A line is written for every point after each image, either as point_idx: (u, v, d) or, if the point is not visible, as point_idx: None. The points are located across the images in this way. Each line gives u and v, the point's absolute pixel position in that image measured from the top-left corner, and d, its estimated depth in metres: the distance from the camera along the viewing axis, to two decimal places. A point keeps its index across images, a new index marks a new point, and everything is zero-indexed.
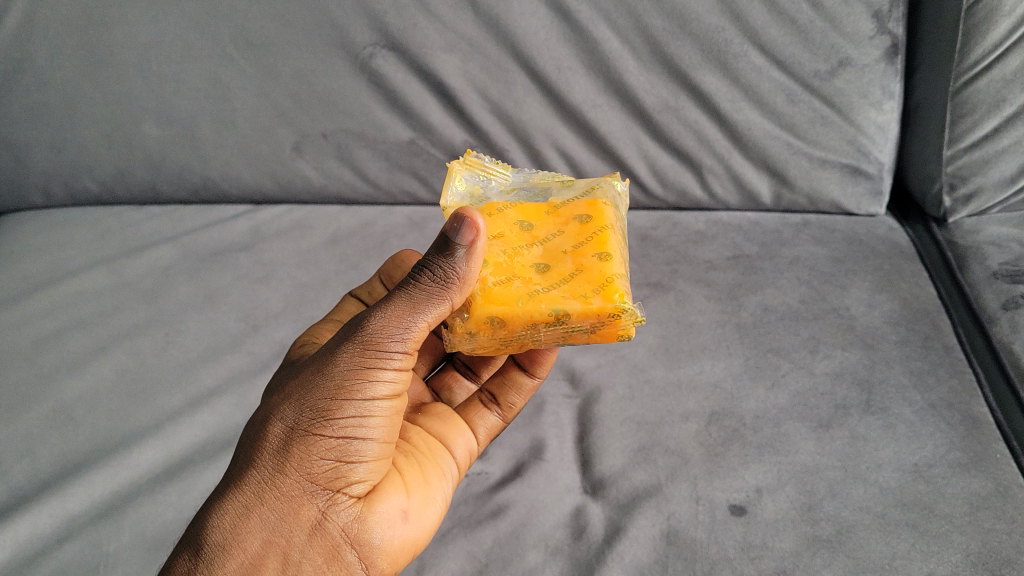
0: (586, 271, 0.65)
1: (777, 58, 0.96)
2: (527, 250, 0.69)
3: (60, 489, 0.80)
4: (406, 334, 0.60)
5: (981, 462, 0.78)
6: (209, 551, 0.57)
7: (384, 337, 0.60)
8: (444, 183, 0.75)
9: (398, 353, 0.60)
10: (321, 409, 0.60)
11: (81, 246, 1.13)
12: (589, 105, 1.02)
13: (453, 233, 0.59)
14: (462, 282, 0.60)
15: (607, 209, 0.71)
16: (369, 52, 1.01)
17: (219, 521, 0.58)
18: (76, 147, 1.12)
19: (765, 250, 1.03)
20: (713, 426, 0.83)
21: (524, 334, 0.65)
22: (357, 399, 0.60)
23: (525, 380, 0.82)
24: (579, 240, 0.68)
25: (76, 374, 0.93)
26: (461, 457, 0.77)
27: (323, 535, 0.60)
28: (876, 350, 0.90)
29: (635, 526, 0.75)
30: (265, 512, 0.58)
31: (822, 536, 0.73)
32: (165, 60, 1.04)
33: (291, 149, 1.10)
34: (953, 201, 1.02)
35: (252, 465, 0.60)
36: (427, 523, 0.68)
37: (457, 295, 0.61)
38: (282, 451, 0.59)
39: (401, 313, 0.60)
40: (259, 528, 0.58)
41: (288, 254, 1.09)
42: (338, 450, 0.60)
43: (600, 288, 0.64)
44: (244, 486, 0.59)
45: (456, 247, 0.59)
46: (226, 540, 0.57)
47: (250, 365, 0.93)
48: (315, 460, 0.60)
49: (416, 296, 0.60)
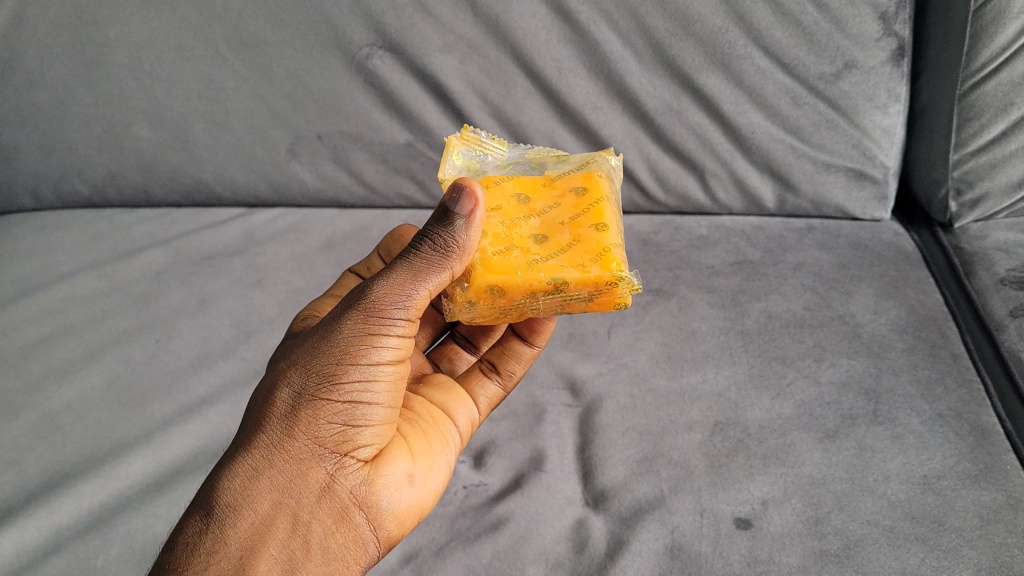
0: (584, 241, 0.64)
1: (781, 60, 0.94)
2: (525, 221, 0.67)
3: (47, 501, 0.78)
4: (408, 301, 0.59)
5: (991, 473, 0.76)
6: (220, 512, 0.56)
7: (387, 304, 0.59)
8: (442, 157, 0.72)
9: (401, 320, 0.59)
10: (327, 373, 0.59)
11: (71, 249, 1.11)
12: (590, 107, 1.00)
13: (453, 203, 0.57)
14: (463, 250, 0.59)
15: (604, 182, 0.69)
16: (366, 53, 0.99)
17: (229, 483, 0.57)
18: (65, 149, 1.10)
19: (768, 256, 1.02)
20: (717, 436, 0.81)
21: (523, 304, 0.63)
22: (362, 364, 0.59)
23: (524, 349, 0.79)
24: (576, 211, 0.67)
25: (65, 382, 0.91)
26: (463, 426, 0.75)
27: (332, 497, 0.59)
28: (882, 358, 0.88)
29: (639, 540, 0.73)
30: (274, 474, 0.57)
31: (830, 550, 0.72)
32: (156, 60, 1.02)
33: (286, 152, 1.08)
34: (960, 206, 1.01)
35: (260, 429, 0.59)
36: (433, 487, 0.67)
37: (458, 263, 0.60)
38: (289, 415, 0.58)
39: (404, 281, 0.59)
40: (269, 490, 0.57)
41: (282, 259, 1.07)
42: (345, 415, 0.59)
43: (598, 257, 0.63)
44: (252, 449, 0.58)
45: (455, 217, 0.57)
46: (236, 501, 0.56)
47: (243, 373, 0.91)
48: (323, 424, 0.59)
49: (418, 264, 0.59)
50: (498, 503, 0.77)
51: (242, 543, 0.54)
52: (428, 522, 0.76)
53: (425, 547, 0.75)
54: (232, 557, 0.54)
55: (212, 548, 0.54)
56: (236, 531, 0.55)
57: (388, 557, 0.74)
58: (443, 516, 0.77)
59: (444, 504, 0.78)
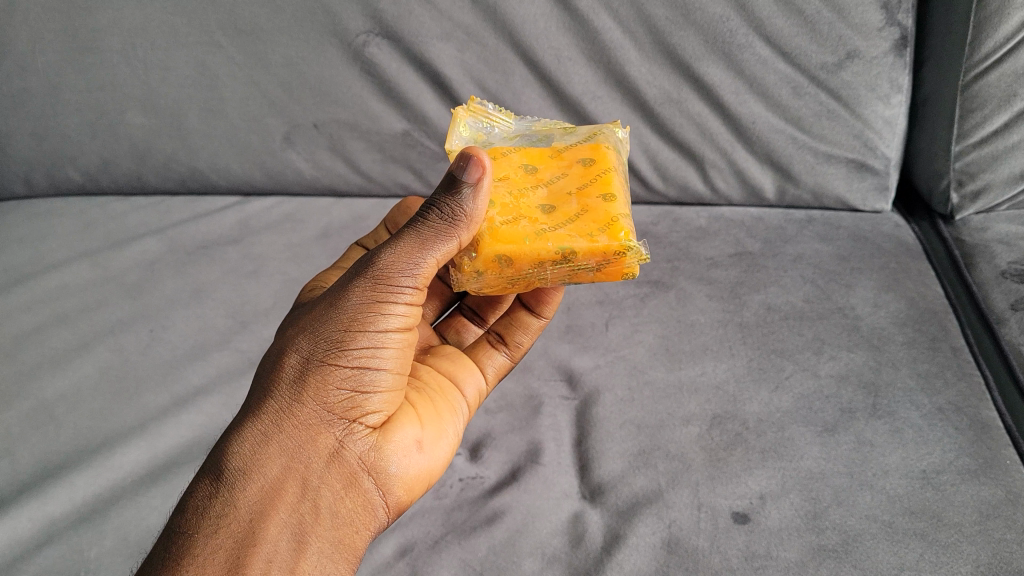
0: (591, 211, 0.63)
1: (783, 49, 0.93)
2: (530, 192, 0.66)
3: (41, 492, 0.78)
4: (416, 270, 0.59)
5: (991, 468, 0.76)
6: (230, 476, 0.55)
7: (396, 272, 0.58)
8: (449, 129, 0.71)
9: (409, 288, 0.59)
10: (336, 339, 0.58)
11: (65, 237, 1.10)
12: (589, 96, 0.99)
13: (459, 171, 0.57)
14: (471, 220, 0.59)
15: (610, 151, 0.68)
16: (363, 40, 0.97)
17: (239, 447, 0.56)
18: (59, 135, 1.09)
19: (768, 247, 1.01)
20: (716, 429, 0.81)
21: (531, 273, 0.63)
22: (371, 332, 0.59)
23: (532, 320, 0.78)
24: (584, 182, 0.66)
25: (58, 371, 0.90)
26: (472, 396, 0.74)
27: (341, 463, 0.59)
28: (881, 352, 0.87)
29: (636, 534, 0.73)
30: (284, 438, 0.57)
31: (828, 545, 0.71)
32: (151, 47, 1.01)
33: (282, 140, 1.07)
34: (961, 198, 1.00)
35: (270, 394, 0.58)
36: (441, 455, 0.67)
37: (467, 233, 0.60)
38: (298, 381, 0.58)
39: (412, 250, 0.59)
40: (279, 454, 0.56)
41: (278, 248, 1.06)
42: (353, 381, 0.59)
43: (606, 227, 0.62)
44: (260, 414, 0.57)
45: (462, 185, 0.57)
46: (246, 465, 0.55)
47: (238, 364, 0.90)
48: (333, 390, 0.58)
49: (425, 234, 0.59)
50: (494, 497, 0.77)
51: (252, 507, 0.54)
52: (424, 515, 0.76)
53: (421, 540, 0.74)
54: (243, 519, 0.53)
55: (223, 512, 0.53)
56: (245, 495, 0.54)
57: (385, 549, 0.74)
58: (439, 509, 0.76)
59: (440, 497, 0.77)
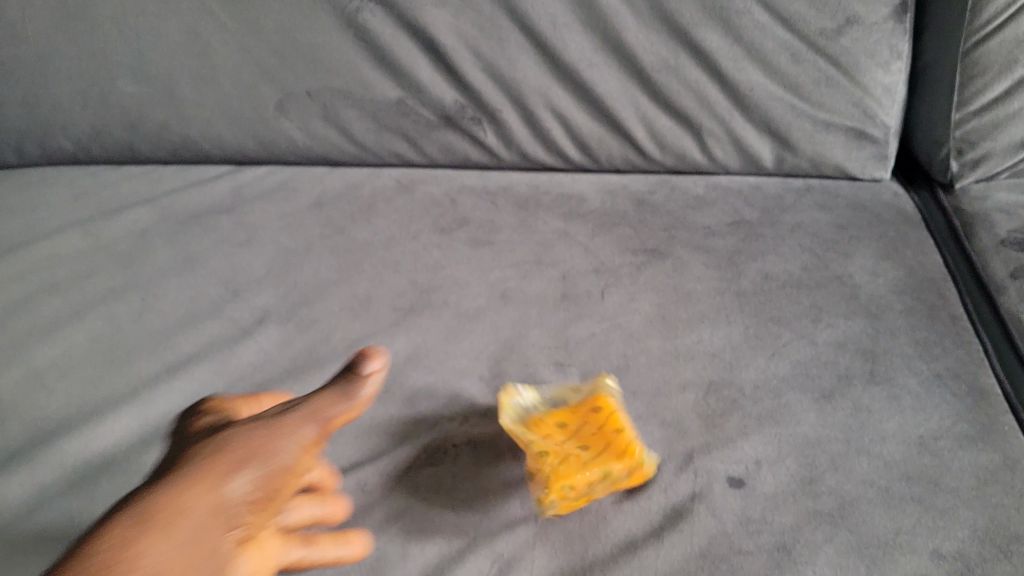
0: (611, 443, 0.73)
1: (780, 15, 0.92)
2: (586, 475, 0.70)
3: (31, 460, 0.77)
4: (320, 428, 0.53)
5: (988, 435, 0.75)
6: (145, 543, 0.46)
7: (313, 428, 0.53)
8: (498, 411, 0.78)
9: (306, 462, 0.53)
10: (296, 443, 0.52)
11: (56, 207, 1.08)
12: (585, 64, 0.98)
13: (361, 361, 0.55)
14: (359, 404, 0.55)
15: (613, 398, 0.79)
16: (357, 7, 0.98)
17: (175, 511, 0.48)
18: (51, 104, 1.08)
19: (765, 216, 1.00)
20: (712, 396, 0.80)
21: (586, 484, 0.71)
22: (302, 440, 0.52)
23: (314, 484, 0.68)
24: (601, 425, 0.75)
25: (49, 339, 0.89)
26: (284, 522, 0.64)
27: (245, 566, 0.50)
28: (880, 319, 0.86)
29: (630, 500, 0.72)
30: (209, 526, 0.48)
31: (824, 510, 0.71)
32: (142, 13, 1.01)
33: (276, 108, 1.06)
34: (961, 166, 0.99)
35: (227, 474, 0.50)
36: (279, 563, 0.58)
37: (349, 415, 0.55)
38: (261, 470, 0.50)
39: (335, 400, 0.54)
40: (203, 536, 0.47)
41: (272, 217, 1.05)
42: (289, 484, 0.52)
43: (626, 452, 0.72)
44: (177, 476, 0.50)
45: (360, 378, 0.55)
46: (169, 540, 0.46)
47: (231, 333, 0.89)
48: (280, 480, 0.51)
49: (348, 394, 0.55)
50: (488, 461, 0.76)
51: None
52: (417, 481, 0.75)
53: (414, 505, 0.73)
54: None
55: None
56: (157, 564, 0.45)
57: (377, 515, 0.72)
58: (432, 476, 0.75)
59: (433, 464, 0.76)
